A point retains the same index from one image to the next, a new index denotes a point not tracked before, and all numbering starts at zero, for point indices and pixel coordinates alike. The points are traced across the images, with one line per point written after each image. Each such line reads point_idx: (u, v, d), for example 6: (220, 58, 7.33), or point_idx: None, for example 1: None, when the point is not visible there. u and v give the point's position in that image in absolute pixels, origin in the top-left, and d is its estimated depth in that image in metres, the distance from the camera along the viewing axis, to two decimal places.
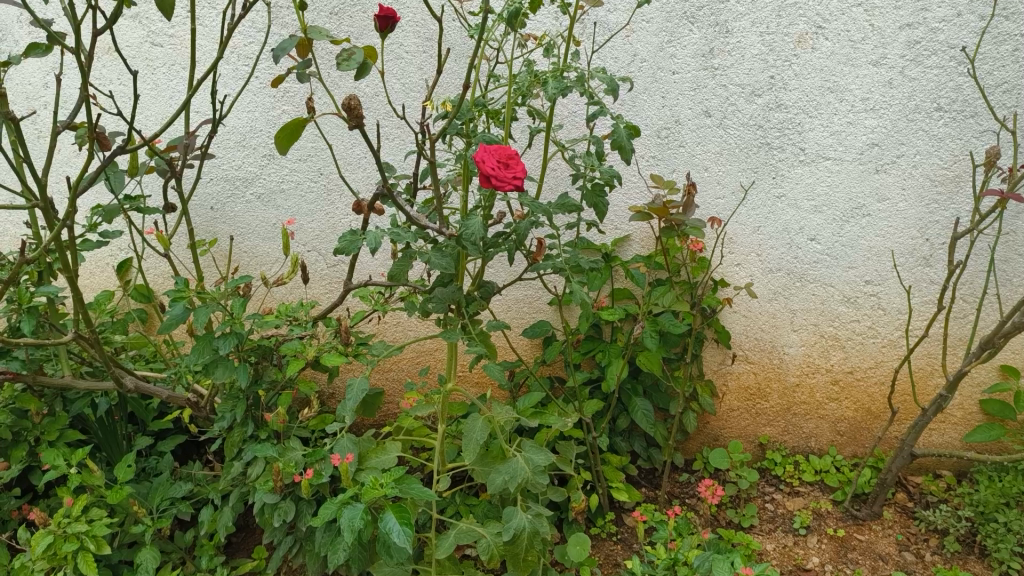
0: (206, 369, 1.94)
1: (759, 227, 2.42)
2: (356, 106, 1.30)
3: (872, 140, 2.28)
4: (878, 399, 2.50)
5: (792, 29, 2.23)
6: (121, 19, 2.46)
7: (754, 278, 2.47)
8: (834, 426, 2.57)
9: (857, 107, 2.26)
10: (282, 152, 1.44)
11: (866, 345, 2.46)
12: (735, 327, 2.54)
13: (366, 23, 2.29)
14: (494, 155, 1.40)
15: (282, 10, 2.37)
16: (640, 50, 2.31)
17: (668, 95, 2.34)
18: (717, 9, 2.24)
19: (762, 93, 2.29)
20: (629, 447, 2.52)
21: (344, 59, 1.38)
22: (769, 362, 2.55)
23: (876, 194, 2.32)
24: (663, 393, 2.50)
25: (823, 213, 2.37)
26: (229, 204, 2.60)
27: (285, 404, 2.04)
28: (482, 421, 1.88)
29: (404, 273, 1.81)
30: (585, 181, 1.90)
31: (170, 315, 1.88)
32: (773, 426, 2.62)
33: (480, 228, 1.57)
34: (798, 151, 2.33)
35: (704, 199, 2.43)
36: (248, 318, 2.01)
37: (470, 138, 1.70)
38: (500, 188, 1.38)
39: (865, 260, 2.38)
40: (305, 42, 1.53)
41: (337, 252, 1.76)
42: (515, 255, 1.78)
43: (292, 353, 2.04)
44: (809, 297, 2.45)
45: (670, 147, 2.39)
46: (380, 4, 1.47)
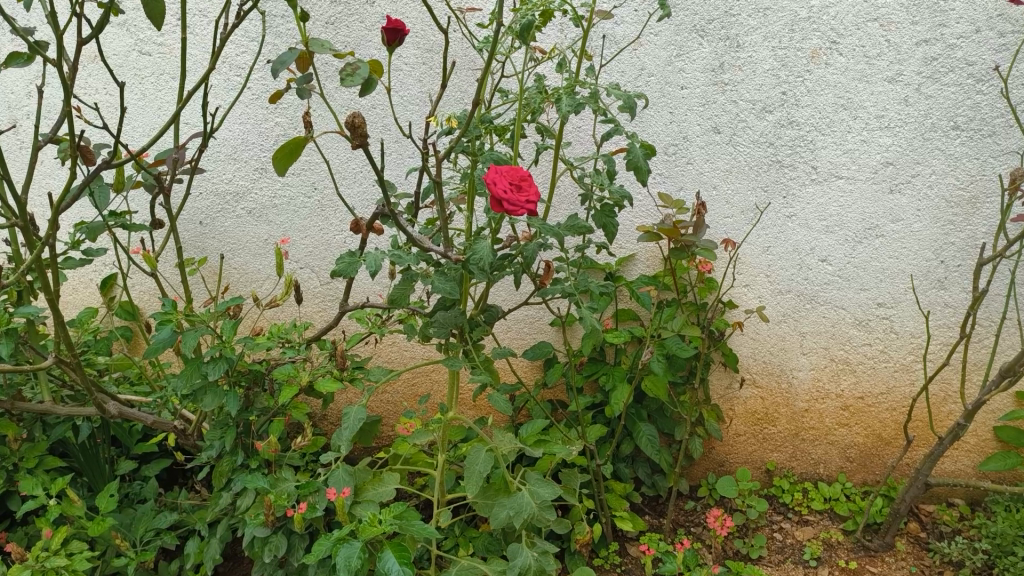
0: (194, 396, 1.85)
1: (768, 247, 2.34)
2: (361, 124, 1.21)
3: (887, 159, 2.21)
4: (890, 425, 2.43)
5: (806, 44, 2.16)
6: (108, 27, 2.37)
7: (763, 299, 2.39)
8: (844, 453, 2.49)
9: (871, 124, 2.19)
10: (280, 172, 1.28)
11: (878, 369, 2.38)
12: (744, 350, 2.45)
13: (364, 33, 2.20)
14: (506, 176, 1.31)
15: (276, 19, 2.28)
16: (647, 64, 2.24)
17: (676, 110, 2.26)
18: (728, 23, 2.17)
19: (773, 110, 2.22)
20: (633, 473, 2.43)
21: (349, 74, 1.23)
22: (777, 386, 2.47)
23: (890, 214, 2.25)
24: (669, 418, 2.42)
25: (835, 233, 2.29)
26: (219, 219, 2.51)
27: (278, 431, 1.94)
28: (486, 452, 1.79)
29: (404, 297, 1.69)
30: (594, 201, 1.82)
31: (156, 339, 1.78)
32: (780, 451, 2.54)
33: (489, 252, 1.47)
34: (810, 169, 2.26)
35: (712, 219, 2.36)
36: (239, 341, 1.92)
37: (476, 156, 1.61)
38: (514, 213, 1.29)
39: (879, 282, 2.31)
40: (307, 56, 1.40)
41: (335, 275, 1.67)
42: (521, 279, 1.69)
43: (285, 378, 1.95)
44: (819, 319, 2.37)
45: (678, 164, 2.31)
46: (388, 17, 1.38)
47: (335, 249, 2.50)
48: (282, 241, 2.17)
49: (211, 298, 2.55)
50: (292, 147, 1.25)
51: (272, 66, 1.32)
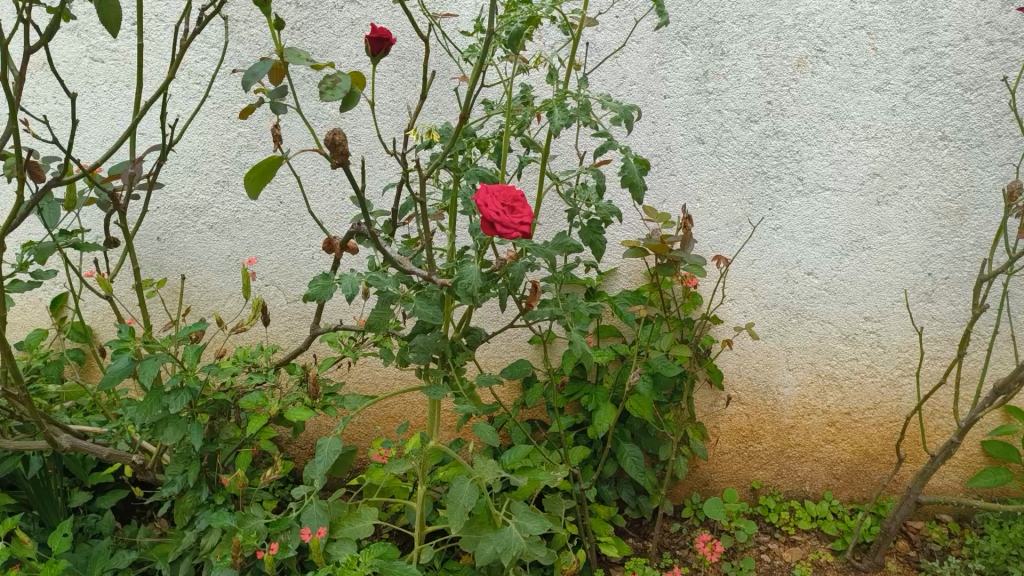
0: (154, 429, 1.72)
1: (754, 260, 2.27)
2: (342, 142, 1.10)
3: (874, 170, 2.16)
4: (877, 441, 2.37)
5: (792, 52, 2.09)
6: (57, 33, 2.23)
7: (748, 314, 2.33)
8: (830, 469, 2.43)
9: (858, 135, 2.14)
10: (253, 195, 1.13)
11: (865, 384, 2.33)
12: (728, 366, 2.38)
13: (332, 39, 2.10)
14: (499, 197, 1.21)
15: (239, 24, 2.16)
16: (629, 72, 2.16)
17: (659, 120, 2.19)
18: (712, 30, 2.10)
19: (758, 120, 2.15)
20: (616, 495, 2.34)
21: (330, 85, 1.09)
22: (763, 403, 2.40)
23: (877, 226, 2.20)
24: (653, 438, 2.34)
25: (822, 246, 2.23)
26: (178, 234, 2.38)
27: (244, 464, 1.81)
28: (470, 484, 1.69)
29: (383, 322, 1.57)
30: (580, 218, 1.74)
31: (112, 369, 1.65)
32: (766, 469, 2.47)
33: (476, 276, 1.37)
34: (796, 181, 2.19)
35: (696, 232, 2.28)
36: (203, 368, 1.79)
37: (459, 172, 1.52)
38: (507, 236, 1.20)
39: (865, 296, 2.25)
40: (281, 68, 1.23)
41: (308, 299, 1.56)
42: (507, 301, 1.60)
43: (253, 407, 1.83)
44: (805, 334, 2.31)
45: (661, 176, 2.24)
46: (372, 24, 1.27)
47: (303, 266, 2.39)
48: (249, 261, 2.05)
49: (172, 320, 2.42)
50: (266, 165, 1.09)
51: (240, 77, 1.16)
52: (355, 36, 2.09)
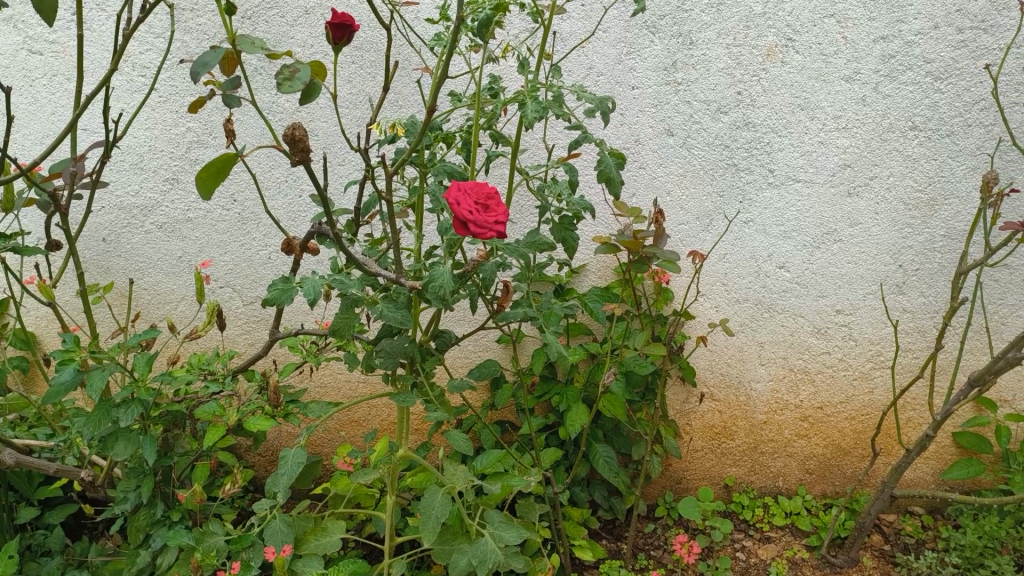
0: (104, 445, 1.61)
1: (724, 255, 2.23)
2: (301, 137, 1.02)
3: (845, 161, 2.13)
4: (849, 434, 2.35)
5: (761, 41, 2.05)
6: None
7: (720, 309, 2.28)
8: (803, 465, 2.40)
9: (828, 125, 2.10)
10: (205, 198, 1.03)
11: (837, 378, 2.30)
12: (700, 362, 2.34)
13: (285, 29, 2.10)
14: (471, 194, 1.14)
15: (185, 13, 2.07)
16: (596, 63, 2.10)
17: (627, 112, 2.13)
18: (681, 19, 2.04)
19: (728, 111, 2.10)
20: (589, 496, 2.29)
21: (287, 77, 1.00)
22: (735, 399, 2.36)
23: (848, 218, 2.17)
24: (625, 437, 2.28)
25: (793, 239, 2.20)
26: (126, 234, 2.28)
27: (202, 478, 1.71)
28: (442, 494, 1.62)
29: (348, 328, 1.48)
30: (551, 214, 1.68)
31: (56, 382, 1.55)
32: (739, 466, 2.44)
33: (447, 278, 1.27)
34: (767, 173, 2.15)
35: (666, 226, 2.23)
36: (155, 378, 1.70)
37: (426, 168, 1.44)
38: (481, 237, 1.13)
39: (837, 288, 2.22)
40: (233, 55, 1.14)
41: (268, 304, 1.48)
42: (478, 302, 1.53)
43: (210, 417, 1.73)
44: (777, 328, 2.28)
45: (630, 170, 2.18)
46: (333, 10, 1.16)
47: (259, 267, 2.30)
48: (200, 264, 1.95)
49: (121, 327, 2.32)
50: (220, 163, 1.00)
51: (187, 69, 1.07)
52: (309, 25, 2.09)
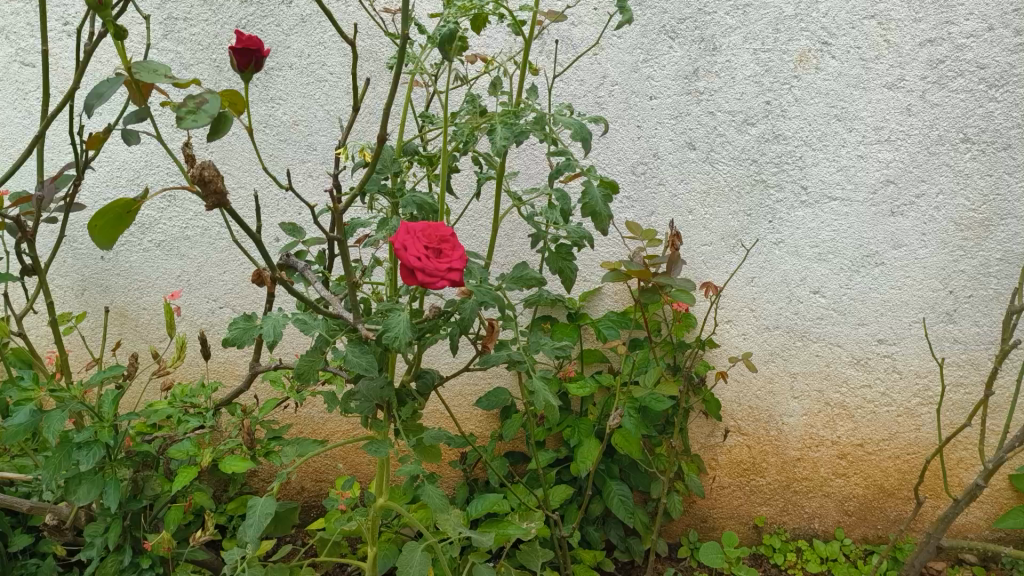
0: (65, 488, 1.50)
1: (753, 278, 2.04)
2: (212, 177, 0.88)
3: (887, 177, 1.92)
4: (893, 474, 2.14)
5: (793, 46, 1.86)
6: None
7: (747, 337, 2.09)
8: (841, 505, 2.20)
9: (868, 137, 1.90)
10: (107, 248, 0.90)
11: (879, 414, 2.10)
12: (727, 394, 2.15)
13: (281, 38, 1.98)
14: (421, 237, 1.00)
15: (178, 23, 1.98)
16: (610, 71, 1.93)
17: (644, 124, 1.95)
18: (703, 22, 1.87)
19: (756, 122, 1.92)
20: (603, 537, 2.12)
21: (190, 109, 0.86)
22: (765, 433, 2.17)
23: (891, 239, 1.96)
24: (643, 474, 2.11)
25: (829, 261, 2.00)
26: (124, 252, 2.18)
27: (174, 522, 1.60)
28: (423, 551, 1.46)
29: (314, 370, 1.34)
30: (547, 243, 1.53)
31: (11, 423, 1.45)
32: (770, 505, 2.24)
33: (404, 327, 1.12)
34: (799, 190, 1.96)
35: (688, 247, 2.05)
36: (123, 416, 1.59)
37: (396, 198, 1.33)
38: (431, 286, 0.97)
39: (879, 316, 2.02)
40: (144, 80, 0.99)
41: (228, 344, 1.34)
42: (458, 342, 1.37)
43: (183, 457, 1.62)
44: (812, 358, 2.08)
45: (648, 186, 2.00)
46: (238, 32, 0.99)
47: (259, 289, 2.17)
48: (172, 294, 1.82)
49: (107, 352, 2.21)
50: (115, 211, 0.87)
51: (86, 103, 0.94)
52: (306, 34, 1.97)
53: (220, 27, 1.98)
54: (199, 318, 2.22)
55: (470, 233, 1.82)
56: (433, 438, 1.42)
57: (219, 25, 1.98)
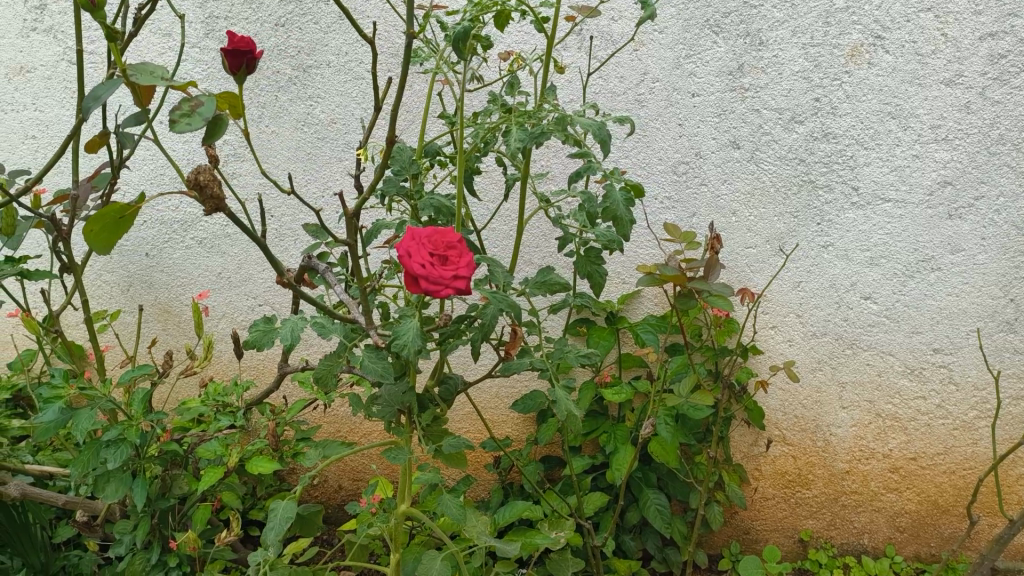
0: (94, 486, 1.51)
1: (800, 283, 1.96)
2: (209, 181, 0.85)
3: (944, 178, 1.82)
4: (948, 490, 2.04)
5: (844, 40, 1.78)
6: (33, 34, 2.06)
7: (794, 344, 2.01)
8: (892, 521, 2.10)
9: (924, 136, 1.80)
10: (105, 253, 0.88)
11: (934, 427, 1.99)
12: (772, 403, 2.07)
13: (319, 36, 1.97)
14: (427, 244, 0.96)
15: (219, 21, 1.98)
16: (651, 68, 1.87)
17: (686, 122, 1.89)
18: (749, 15, 1.79)
19: (804, 120, 1.84)
20: (640, 546, 2.06)
21: (185, 112, 0.83)
22: (812, 444, 2.08)
23: (948, 243, 1.86)
24: (682, 483, 2.05)
25: (882, 266, 1.91)
26: (167, 250, 2.18)
27: (202, 522, 1.60)
28: (443, 560, 1.43)
29: (333, 376, 1.31)
30: (576, 246, 1.47)
31: (42, 420, 1.46)
32: (817, 518, 2.15)
33: (414, 334, 1.12)
34: (849, 191, 1.87)
35: (732, 250, 1.97)
36: (152, 415, 1.59)
37: (416, 200, 1.30)
38: (435, 294, 0.94)
39: (934, 324, 1.92)
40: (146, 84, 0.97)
41: (247, 347, 1.32)
42: (480, 348, 1.32)
43: (211, 457, 1.61)
44: (862, 367, 1.99)
45: (690, 186, 1.93)
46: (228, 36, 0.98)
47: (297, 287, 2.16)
48: (199, 294, 1.83)
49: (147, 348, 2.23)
50: (110, 216, 0.84)
51: (86, 107, 0.92)
52: (343, 32, 1.95)
53: (259, 26, 1.97)
54: (239, 315, 2.21)
55: (507, 233, 1.85)
56: (453, 447, 1.39)
57: (258, 23, 1.97)
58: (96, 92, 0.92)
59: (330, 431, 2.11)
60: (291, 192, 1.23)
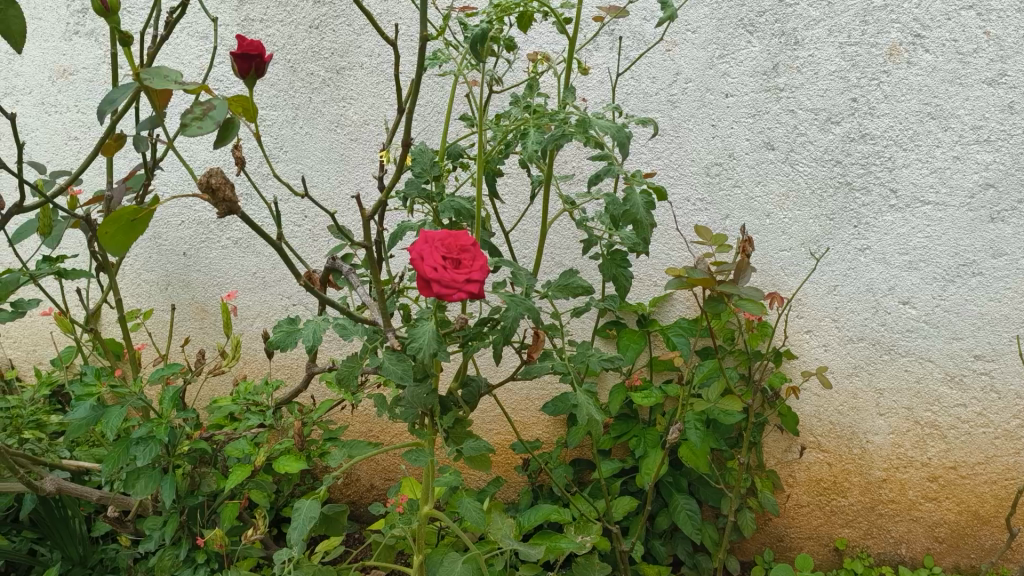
0: (124, 482, 1.53)
1: (836, 286, 1.92)
2: (220, 185, 0.85)
3: (986, 180, 1.77)
4: (989, 500, 1.98)
5: (882, 39, 1.73)
6: (75, 37, 2.10)
7: (829, 349, 1.97)
8: (931, 531, 2.05)
9: (965, 137, 1.75)
10: (119, 256, 0.89)
11: (975, 436, 1.93)
12: (806, 408, 2.03)
13: (352, 38, 1.97)
14: (440, 247, 0.96)
15: (255, 24, 2.01)
16: (683, 68, 1.85)
17: (719, 123, 1.86)
18: (784, 14, 1.76)
19: (840, 121, 1.80)
20: (670, 552, 2.04)
21: (196, 116, 0.84)
22: (848, 451, 2.04)
23: (990, 247, 1.81)
24: (713, 488, 2.03)
25: (921, 270, 1.86)
26: (204, 249, 2.21)
27: (229, 520, 1.62)
28: (464, 562, 1.43)
29: (354, 378, 1.31)
30: (601, 248, 1.46)
31: (74, 417, 1.49)
32: (853, 527, 2.10)
33: (430, 338, 1.15)
34: (887, 193, 1.82)
35: (766, 253, 1.93)
36: (182, 413, 1.61)
37: (437, 203, 1.31)
38: (447, 297, 0.94)
39: (975, 330, 1.87)
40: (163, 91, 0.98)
41: (271, 347, 1.33)
42: (502, 353, 1.31)
43: (239, 455, 1.63)
44: (900, 374, 1.94)
45: (723, 188, 1.90)
46: (238, 38, 1.00)
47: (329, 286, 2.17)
48: (228, 294, 1.85)
49: (168, 348, 2.25)
50: (123, 218, 0.85)
51: (100, 112, 0.94)
52: (375, 34, 1.96)
53: (294, 28, 1.99)
54: (274, 314, 2.23)
55: (535, 235, 1.84)
56: (473, 450, 1.37)
57: (293, 25, 1.99)
58: (111, 98, 0.93)
59: (361, 430, 2.14)
60: (305, 195, 1.21)
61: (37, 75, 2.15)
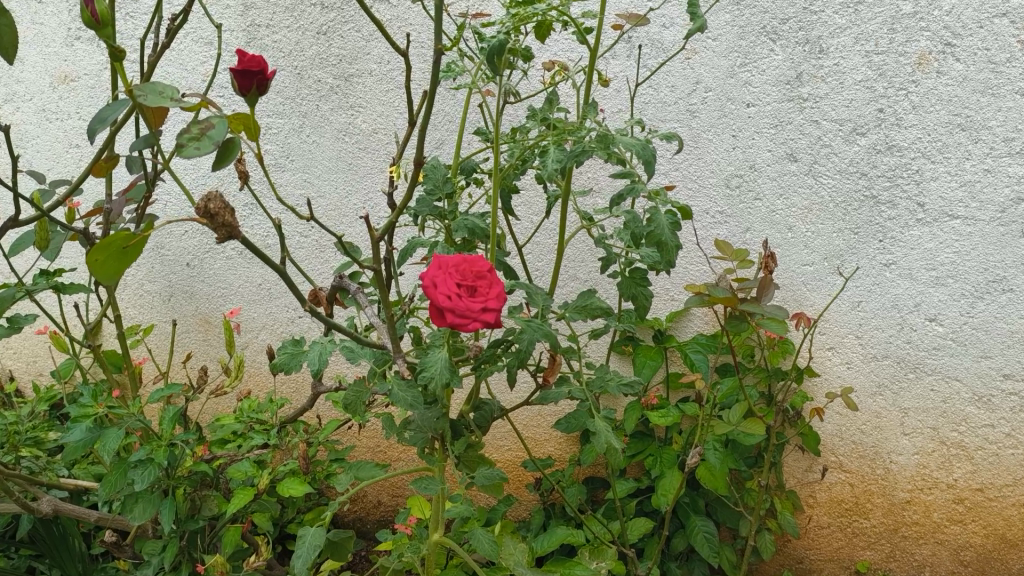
0: (122, 506, 1.47)
1: (860, 303, 1.85)
2: (218, 209, 0.80)
3: (1018, 194, 1.70)
4: (1018, 524, 1.91)
5: (911, 47, 1.67)
6: (77, 44, 2.05)
7: (852, 366, 1.90)
8: (956, 555, 1.98)
9: (997, 149, 1.69)
10: (111, 284, 0.83)
11: (1003, 457, 1.86)
12: (828, 428, 1.97)
13: (361, 45, 1.92)
14: (454, 273, 0.90)
15: (261, 31, 1.95)
16: (703, 77, 1.79)
17: (740, 133, 1.80)
18: (808, 22, 1.70)
19: (866, 132, 1.73)
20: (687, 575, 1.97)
21: (194, 135, 0.78)
22: (872, 472, 1.97)
23: (1021, 263, 1.74)
24: (731, 510, 1.96)
25: (949, 287, 1.79)
26: (208, 260, 2.15)
27: (230, 545, 1.56)
28: None
29: (362, 404, 1.25)
30: (620, 266, 1.41)
31: (70, 439, 1.44)
32: (875, 549, 2.04)
33: (442, 366, 1.09)
34: (915, 207, 1.76)
35: (788, 267, 1.87)
36: (182, 433, 1.55)
37: (449, 221, 1.25)
38: (462, 327, 0.88)
39: (1005, 348, 1.80)
40: (159, 109, 0.93)
41: (274, 370, 1.28)
42: (517, 377, 1.25)
43: (242, 478, 1.58)
44: (925, 393, 1.87)
45: (743, 201, 1.84)
46: (240, 53, 0.94)
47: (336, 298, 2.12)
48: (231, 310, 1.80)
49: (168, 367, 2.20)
50: (115, 244, 0.79)
51: (93, 129, 0.88)
52: (384, 40, 1.90)
53: (301, 34, 1.93)
54: (279, 326, 2.17)
55: (550, 249, 1.78)
56: (485, 478, 1.31)
57: (300, 31, 1.93)
58: (104, 115, 0.88)
59: (369, 448, 2.08)
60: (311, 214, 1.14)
61: (37, 82, 2.10)
